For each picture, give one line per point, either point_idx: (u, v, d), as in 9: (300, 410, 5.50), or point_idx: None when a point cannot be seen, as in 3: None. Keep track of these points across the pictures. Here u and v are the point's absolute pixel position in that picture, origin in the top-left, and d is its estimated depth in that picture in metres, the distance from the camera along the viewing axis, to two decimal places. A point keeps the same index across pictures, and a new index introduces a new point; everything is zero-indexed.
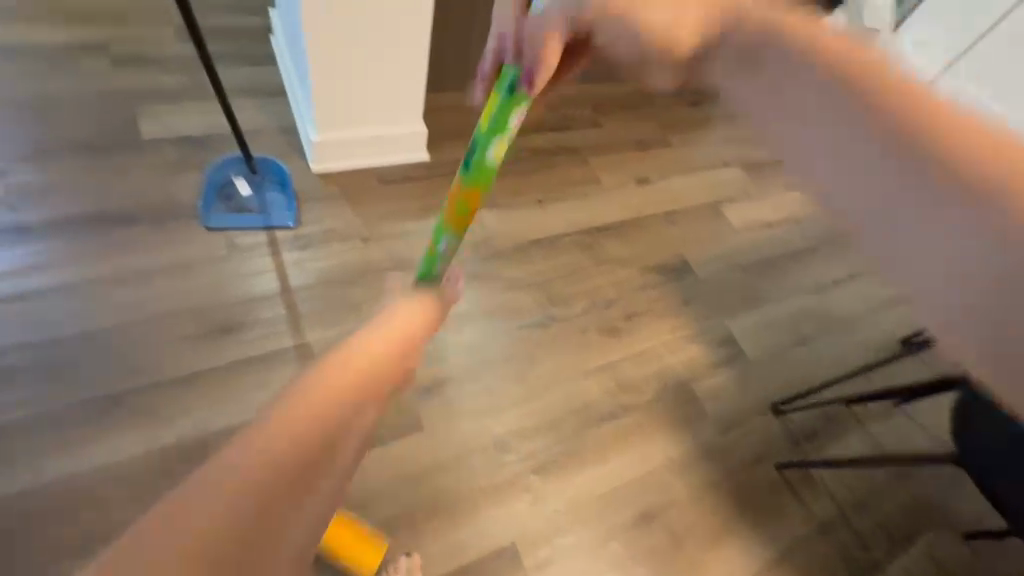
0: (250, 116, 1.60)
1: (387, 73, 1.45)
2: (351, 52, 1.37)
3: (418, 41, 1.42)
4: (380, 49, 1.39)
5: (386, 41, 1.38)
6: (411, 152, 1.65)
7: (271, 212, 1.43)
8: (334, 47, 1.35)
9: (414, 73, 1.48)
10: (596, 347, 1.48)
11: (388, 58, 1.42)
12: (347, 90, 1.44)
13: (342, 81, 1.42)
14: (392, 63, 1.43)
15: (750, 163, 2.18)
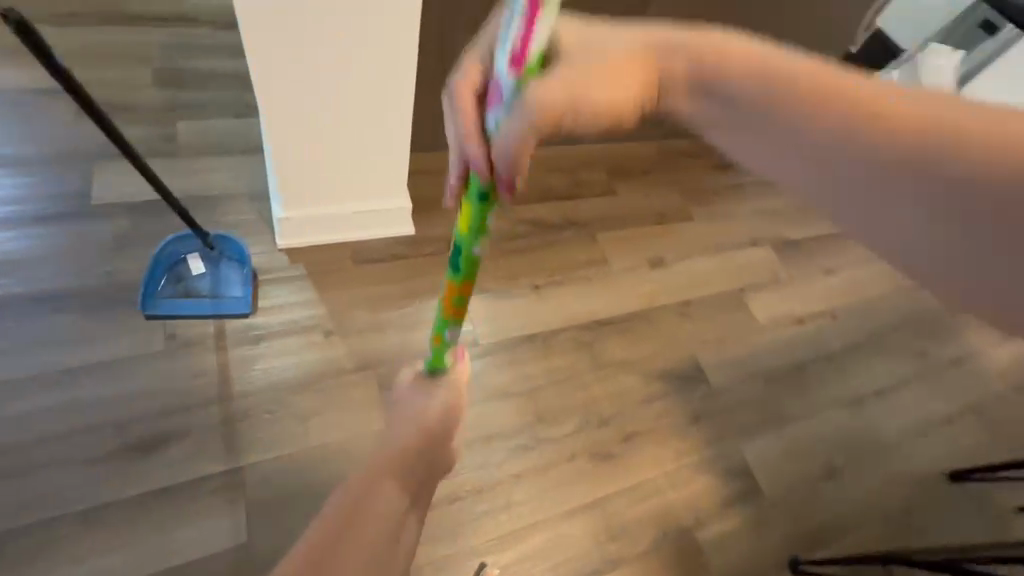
0: (222, 178, 1.45)
1: (362, 150, 1.26)
2: (317, 128, 1.19)
3: (397, 116, 1.22)
4: (351, 126, 1.21)
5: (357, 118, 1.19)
6: (393, 228, 1.47)
7: (222, 299, 1.25)
8: (297, 124, 1.18)
9: (394, 148, 1.29)
10: (585, 478, 1.27)
11: (362, 134, 1.23)
12: (317, 167, 1.27)
13: (310, 159, 1.24)
14: (367, 140, 1.24)
15: (782, 243, 1.94)
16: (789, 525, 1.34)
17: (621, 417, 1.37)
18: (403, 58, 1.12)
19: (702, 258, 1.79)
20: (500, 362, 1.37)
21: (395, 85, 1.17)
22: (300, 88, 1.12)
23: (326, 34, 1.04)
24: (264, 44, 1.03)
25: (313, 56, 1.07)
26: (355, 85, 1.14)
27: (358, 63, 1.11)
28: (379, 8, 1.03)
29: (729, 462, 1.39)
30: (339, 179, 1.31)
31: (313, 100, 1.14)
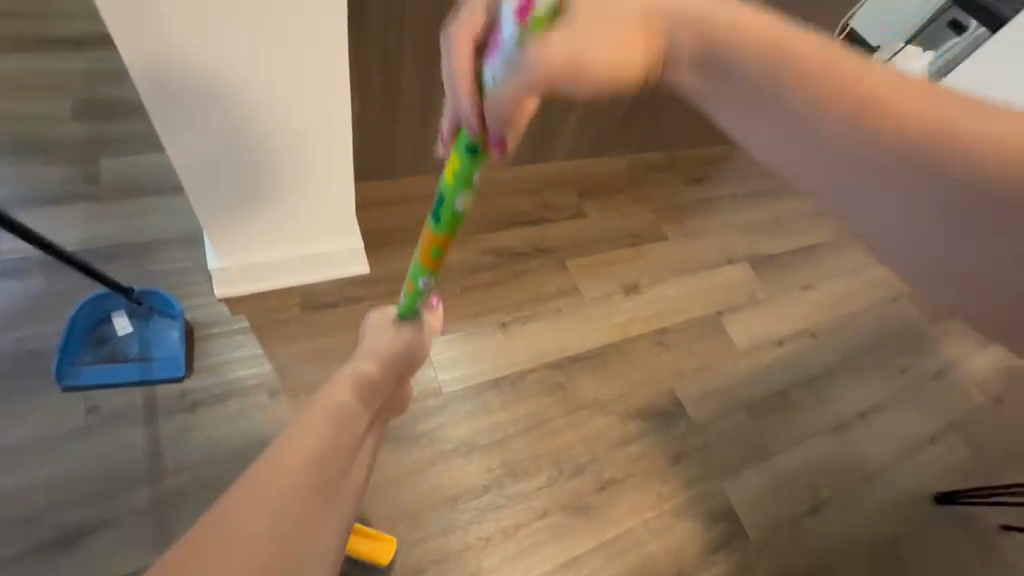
0: (155, 220, 1.33)
1: (299, 188, 1.14)
2: (243, 168, 1.06)
3: (337, 153, 1.10)
4: (284, 164, 1.08)
5: (289, 156, 1.07)
6: (344, 268, 1.36)
7: (155, 360, 1.14)
8: (218, 166, 1.03)
9: (336, 186, 1.17)
10: (559, 537, 1.19)
11: (297, 173, 1.10)
12: (247, 208, 1.13)
13: (238, 200, 1.11)
14: (303, 178, 1.12)
15: (757, 260, 1.89)
16: (774, 569, 1.28)
17: (597, 464, 1.29)
18: (340, 94, 1.00)
19: (677, 281, 1.71)
20: (465, 411, 1.28)
21: (331, 121, 1.04)
22: (219, 127, 0.97)
23: (245, 69, 0.90)
24: (167, 82, 0.88)
25: (231, 95, 0.93)
26: (284, 122, 1.01)
27: (286, 100, 0.97)
28: (306, 41, 0.90)
29: (713, 504, 1.32)
30: (275, 220, 1.18)
31: (234, 139, 1.00)
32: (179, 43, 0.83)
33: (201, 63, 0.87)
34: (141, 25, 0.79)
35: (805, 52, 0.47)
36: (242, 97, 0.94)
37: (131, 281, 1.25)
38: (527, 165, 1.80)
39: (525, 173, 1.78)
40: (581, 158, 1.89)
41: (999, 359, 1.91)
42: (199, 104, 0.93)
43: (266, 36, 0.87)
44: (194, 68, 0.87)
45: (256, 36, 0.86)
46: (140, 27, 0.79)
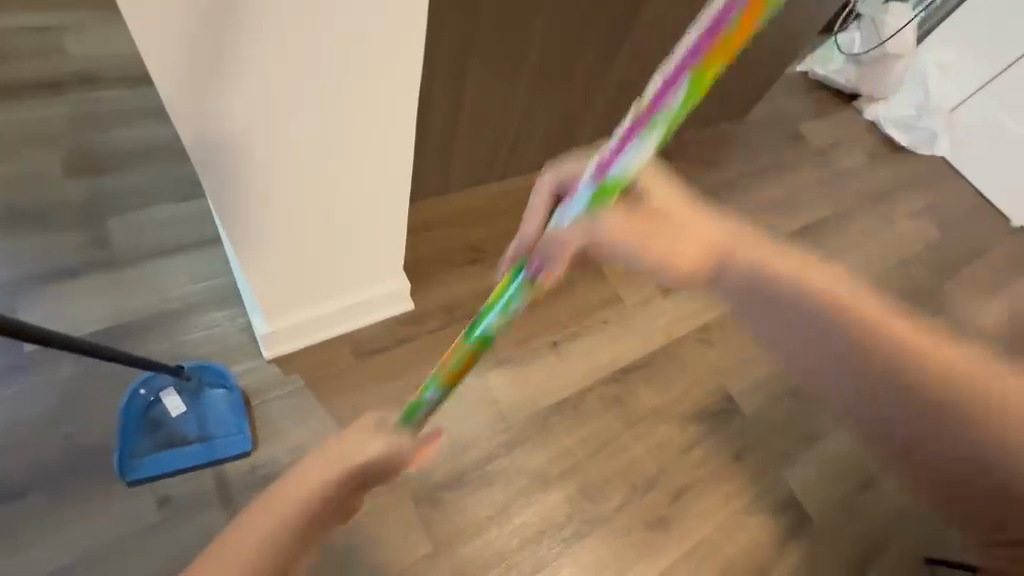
0: (180, 282, 1.24)
1: (350, 236, 1.08)
2: (296, 223, 0.99)
3: (390, 198, 1.04)
4: (338, 215, 1.01)
5: (338, 209, 1.00)
6: (390, 308, 1.32)
7: (216, 437, 1.09)
8: (270, 224, 0.96)
9: (388, 230, 1.11)
10: (642, 551, 1.22)
11: (350, 222, 1.04)
12: (298, 262, 1.07)
13: (288, 255, 1.04)
14: (356, 226, 1.06)
15: (780, 238, 1.89)
16: (841, 549, 1.35)
17: (666, 473, 1.32)
18: (399, 140, 0.93)
19: (710, 273, 1.72)
20: (533, 441, 1.28)
21: (388, 168, 0.98)
22: (273, 186, 0.90)
23: (304, 126, 0.83)
24: (223, 147, 0.80)
25: (288, 152, 0.86)
26: (341, 174, 0.94)
27: (345, 152, 0.90)
28: (369, 91, 0.83)
29: (776, 496, 1.37)
30: (325, 271, 1.12)
31: (289, 196, 0.93)
32: (238, 106, 0.76)
33: (260, 125, 0.80)
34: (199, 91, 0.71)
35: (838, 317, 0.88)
36: (299, 153, 0.87)
37: (170, 353, 1.17)
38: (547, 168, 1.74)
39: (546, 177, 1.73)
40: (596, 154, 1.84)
41: (1003, 310, 2.01)
42: (254, 165, 0.85)
43: (328, 89, 0.80)
44: (252, 130, 0.80)
45: (319, 90, 0.79)
46: (198, 94, 0.72)
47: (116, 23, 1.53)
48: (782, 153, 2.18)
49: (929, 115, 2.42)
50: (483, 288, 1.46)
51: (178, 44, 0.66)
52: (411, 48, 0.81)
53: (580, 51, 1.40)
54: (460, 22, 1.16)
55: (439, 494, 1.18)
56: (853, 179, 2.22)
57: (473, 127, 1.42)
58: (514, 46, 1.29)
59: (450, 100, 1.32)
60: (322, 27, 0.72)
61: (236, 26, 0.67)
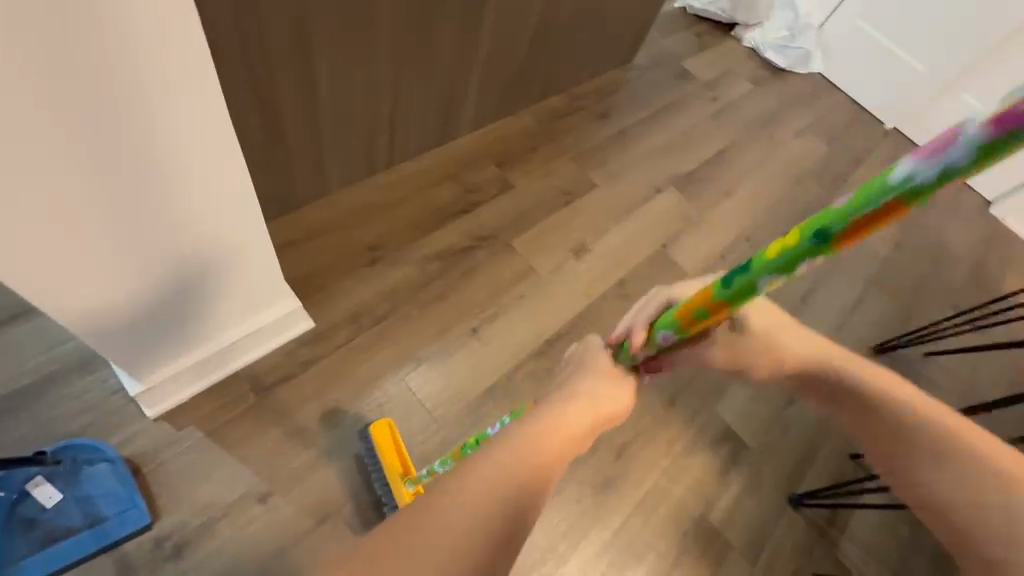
0: (26, 355, 1.08)
1: (204, 270, 0.94)
2: (127, 278, 0.83)
3: (235, 217, 0.90)
4: (177, 254, 0.87)
5: (188, 250, 0.88)
6: (286, 331, 1.21)
7: (105, 518, 0.97)
8: (92, 289, 0.80)
9: (246, 250, 0.97)
10: (595, 516, 1.23)
11: (196, 256, 0.90)
12: (148, 315, 0.92)
13: (131, 312, 0.89)
14: (205, 258, 0.91)
15: (681, 178, 1.92)
16: (779, 465, 1.42)
17: (607, 435, 1.33)
18: (221, 157, 0.79)
19: (620, 227, 1.71)
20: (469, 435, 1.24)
21: (220, 189, 0.83)
22: (87, 247, 0.74)
23: (89, 179, 0.66)
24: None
25: (79, 211, 0.69)
26: (162, 213, 0.78)
27: (156, 188, 0.75)
28: (159, 118, 0.67)
29: (713, 431, 1.41)
30: (186, 313, 0.98)
31: (103, 253, 0.77)
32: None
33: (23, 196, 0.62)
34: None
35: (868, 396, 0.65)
36: (97, 209, 0.70)
37: (31, 437, 1.02)
38: (436, 149, 1.66)
39: (438, 158, 1.65)
40: (486, 125, 1.77)
41: None
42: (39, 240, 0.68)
43: (104, 131, 0.63)
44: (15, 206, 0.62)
45: (88, 134, 0.62)
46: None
47: None
48: (671, 92, 2.19)
49: (800, 35, 2.53)
50: (390, 288, 1.37)
51: None
52: (190, 55, 0.64)
53: (438, 22, 1.30)
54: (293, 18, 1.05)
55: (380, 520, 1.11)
56: (742, 109, 2.27)
57: (340, 119, 1.30)
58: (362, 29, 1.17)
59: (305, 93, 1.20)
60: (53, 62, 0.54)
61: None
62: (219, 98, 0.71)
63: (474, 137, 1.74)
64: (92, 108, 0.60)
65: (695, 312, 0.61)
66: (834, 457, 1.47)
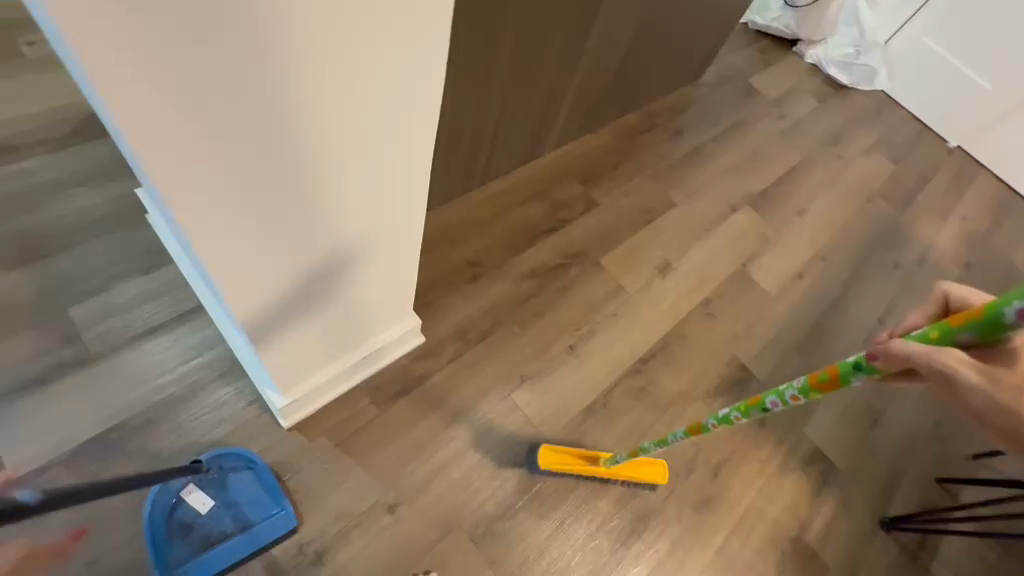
0: (170, 364, 1.14)
1: (363, 274, 0.96)
2: (304, 275, 0.85)
3: (404, 226, 0.92)
4: (349, 257, 0.88)
5: (357, 268, 0.93)
6: (402, 345, 1.26)
7: (254, 524, 1.02)
8: (277, 283, 0.82)
9: (401, 258, 0.99)
10: (695, 533, 1.26)
11: (362, 260, 0.92)
12: (308, 314, 0.94)
13: (298, 308, 0.90)
14: (368, 262, 0.93)
15: (755, 197, 1.94)
16: (868, 487, 1.43)
17: (702, 454, 1.36)
18: (417, 168, 0.81)
19: (701, 246, 1.74)
20: (573, 450, 1.28)
21: (404, 199, 0.85)
22: (288, 262, 0.80)
23: (317, 172, 0.68)
24: (223, 212, 0.64)
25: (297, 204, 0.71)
26: (355, 214, 0.80)
27: (359, 191, 0.77)
28: (389, 123, 0.70)
29: (803, 452, 1.43)
30: (336, 316, 1.00)
31: (297, 248, 0.78)
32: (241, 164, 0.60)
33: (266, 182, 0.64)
34: (194, 154, 0.55)
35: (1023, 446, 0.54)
36: (310, 203, 0.72)
37: (180, 443, 1.08)
38: (523, 167, 1.70)
39: (526, 175, 1.69)
40: (569, 142, 1.81)
41: (958, 230, 2.16)
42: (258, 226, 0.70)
43: (347, 129, 0.65)
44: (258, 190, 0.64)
45: (334, 132, 0.64)
46: (193, 157, 0.56)
47: (20, 80, 1.36)
48: (740, 109, 2.21)
49: (866, 53, 2.51)
50: (491, 305, 1.42)
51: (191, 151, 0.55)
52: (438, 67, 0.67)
53: (549, 46, 1.34)
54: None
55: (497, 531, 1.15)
56: (809, 126, 2.28)
57: (452, 142, 1.35)
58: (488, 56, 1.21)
59: None
60: (345, 57, 0.57)
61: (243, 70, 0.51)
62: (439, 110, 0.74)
63: (557, 155, 1.77)
64: (351, 105, 0.63)
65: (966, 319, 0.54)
66: (920, 481, 1.48)
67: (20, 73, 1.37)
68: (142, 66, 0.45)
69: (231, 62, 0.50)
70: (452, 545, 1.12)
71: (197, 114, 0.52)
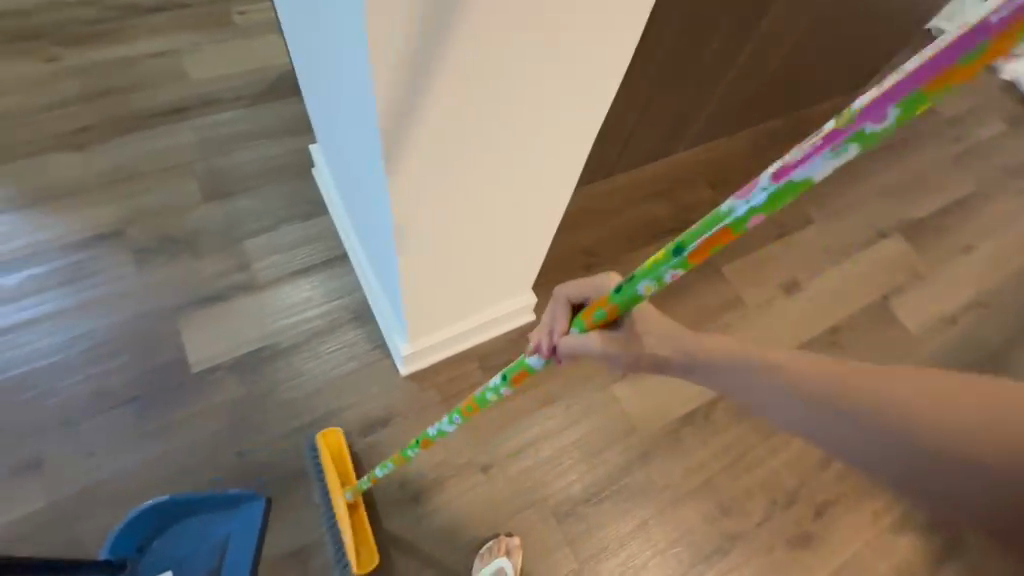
0: (317, 301, 1.30)
1: (503, 251, 1.03)
2: (456, 245, 0.94)
3: (548, 212, 0.97)
4: (496, 234, 0.96)
5: (502, 241, 0.99)
6: (517, 318, 1.31)
7: (237, 544, 1.06)
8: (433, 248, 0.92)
9: (538, 241, 1.05)
10: (786, 568, 1.19)
11: (505, 239, 0.99)
12: (450, 280, 1.04)
13: (442, 272, 1.00)
14: (509, 241, 1.00)
15: (910, 225, 1.73)
16: (1006, 572, 1.25)
17: (805, 488, 1.27)
18: (574, 157, 0.85)
19: (836, 269, 1.60)
20: (667, 452, 1.26)
21: (555, 185, 0.90)
22: (450, 224, 0.87)
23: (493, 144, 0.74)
24: (410, 171, 0.72)
25: (468, 181, 0.79)
26: (510, 194, 0.86)
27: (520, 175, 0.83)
28: (561, 113, 0.74)
29: (927, 513, 1.29)
30: (470, 284, 1.09)
31: (456, 220, 0.87)
32: (433, 141, 0.69)
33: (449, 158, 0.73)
34: (405, 113, 0.63)
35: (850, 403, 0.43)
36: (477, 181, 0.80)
37: (317, 372, 1.24)
38: (654, 163, 1.67)
39: (656, 172, 1.66)
40: (705, 144, 1.74)
41: None
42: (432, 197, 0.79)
43: (525, 116, 0.71)
44: (437, 161, 0.72)
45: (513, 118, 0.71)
46: (398, 127, 0.64)
47: (229, 44, 1.59)
48: (907, 125, 1.97)
49: None
50: None
51: (409, 112, 0.63)
52: (615, 63, 0.70)
53: (709, 41, 1.30)
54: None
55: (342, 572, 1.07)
56: (992, 152, 1.98)
57: None
58: (647, 46, 1.21)
59: None
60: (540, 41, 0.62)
61: (455, 57, 0.59)
62: (605, 103, 0.77)
63: (690, 155, 1.72)
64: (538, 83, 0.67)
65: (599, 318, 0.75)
66: None
67: (231, 37, 1.60)
68: (384, 52, 0.55)
69: (449, 37, 0.56)
70: (539, 514, 1.17)
71: (425, 78, 0.60)
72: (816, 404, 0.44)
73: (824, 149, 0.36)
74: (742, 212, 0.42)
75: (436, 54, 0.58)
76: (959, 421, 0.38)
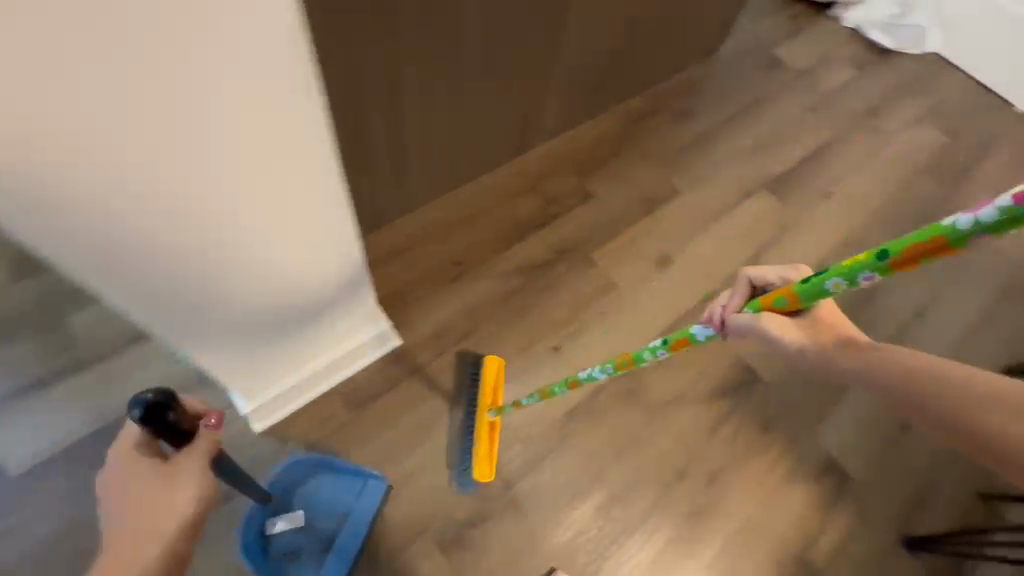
0: (154, 370, 1.20)
1: (301, 286, 0.91)
2: (230, 299, 0.82)
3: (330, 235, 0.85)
4: (275, 274, 0.84)
5: (301, 292, 0.93)
6: (376, 345, 1.26)
7: (358, 509, 1.13)
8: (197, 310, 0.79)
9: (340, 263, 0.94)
10: (682, 545, 1.19)
11: (292, 276, 0.87)
12: (250, 331, 0.92)
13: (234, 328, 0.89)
14: (301, 276, 0.88)
15: (773, 181, 1.78)
16: (891, 502, 1.29)
17: (695, 462, 1.27)
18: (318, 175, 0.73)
19: (706, 236, 1.62)
20: (552, 455, 1.23)
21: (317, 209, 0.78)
22: (219, 302, 0.81)
23: (208, 226, 0.67)
24: (112, 274, 0.65)
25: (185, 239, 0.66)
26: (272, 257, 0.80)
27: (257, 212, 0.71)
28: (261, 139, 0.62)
29: (813, 463, 1.31)
30: (281, 327, 0.98)
31: (206, 278, 0.75)
32: (89, 215, 0.56)
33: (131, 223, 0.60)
34: (55, 234, 0.56)
35: (903, 364, 0.50)
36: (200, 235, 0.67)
37: None
38: (514, 161, 1.64)
39: (516, 170, 1.63)
40: (565, 133, 1.72)
41: None
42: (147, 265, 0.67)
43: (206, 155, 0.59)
44: (145, 258, 0.66)
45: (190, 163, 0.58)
46: (61, 246, 0.57)
47: None
48: (761, 83, 2.03)
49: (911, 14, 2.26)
50: (472, 306, 1.39)
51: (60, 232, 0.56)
52: (303, 103, 0.62)
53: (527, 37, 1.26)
54: (399, 49, 1.03)
55: (462, 477, 1.18)
56: (843, 99, 2.06)
57: (426, 144, 1.31)
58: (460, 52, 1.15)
59: (397, 126, 1.19)
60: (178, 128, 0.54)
61: (78, 173, 0.51)
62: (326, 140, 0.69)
63: (551, 146, 1.70)
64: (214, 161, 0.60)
65: (774, 302, 0.64)
66: (959, 497, 1.31)
67: None
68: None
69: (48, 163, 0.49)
70: (424, 548, 1.13)
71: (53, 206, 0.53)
72: (890, 383, 0.51)
73: (975, 220, 0.42)
74: (969, 227, 0.43)
75: (37, 165, 0.48)
76: (994, 397, 0.43)
